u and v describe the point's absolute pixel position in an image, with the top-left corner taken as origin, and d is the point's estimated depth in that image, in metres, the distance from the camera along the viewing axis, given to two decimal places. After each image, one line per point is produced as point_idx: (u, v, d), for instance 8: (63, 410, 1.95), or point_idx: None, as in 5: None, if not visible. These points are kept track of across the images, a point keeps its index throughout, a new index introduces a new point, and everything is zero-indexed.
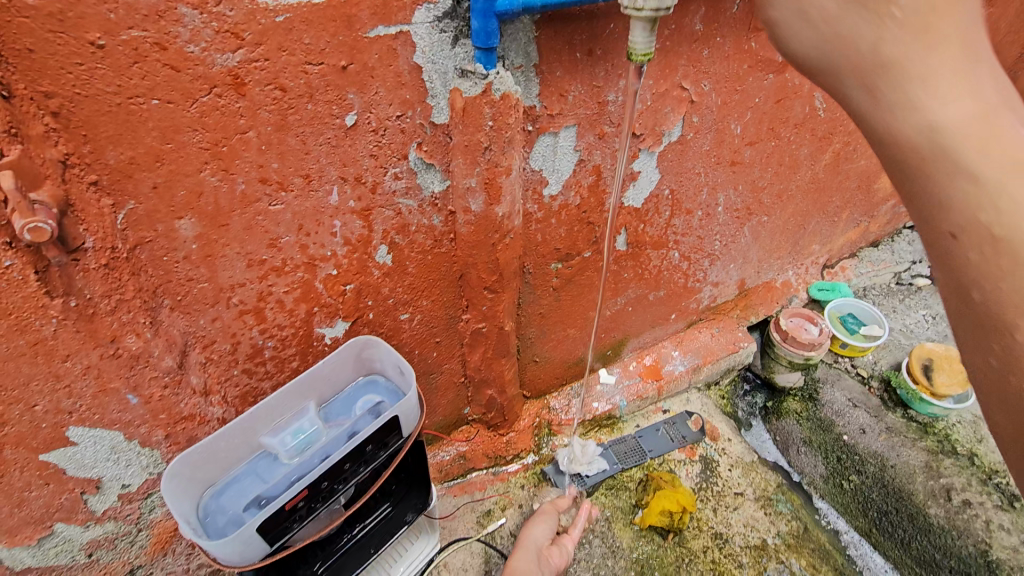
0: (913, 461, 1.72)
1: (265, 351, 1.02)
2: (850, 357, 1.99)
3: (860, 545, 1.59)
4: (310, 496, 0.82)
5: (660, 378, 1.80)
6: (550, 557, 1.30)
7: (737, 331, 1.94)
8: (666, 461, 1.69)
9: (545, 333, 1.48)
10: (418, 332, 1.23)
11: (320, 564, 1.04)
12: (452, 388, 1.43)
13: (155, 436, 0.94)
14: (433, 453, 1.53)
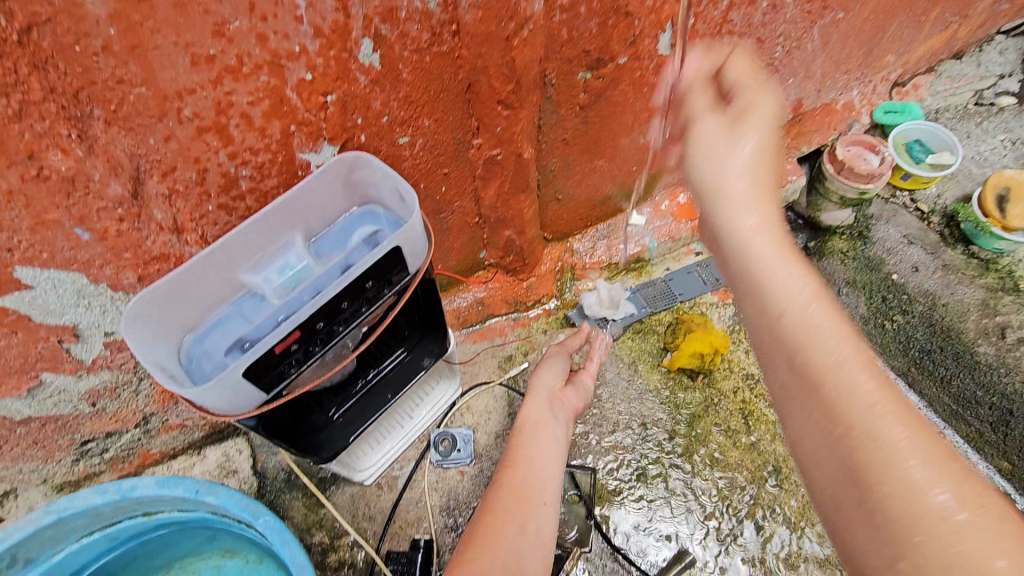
0: (969, 299, 1.59)
1: (241, 182, 0.82)
2: (909, 192, 1.78)
3: (896, 383, 1.54)
4: (305, 339, 0.72)
5: (695, 218, 1.63)
6: (565, 400, 1.19)
7: (785, 164, 1.71)
8: (697, 305, 1.58)
9: (569, 164, 1.28)
10: (423, 161, 1.03)
11: (335, 410, 0.98)
12: (466, 230, 1.27)
13: (126, 279, 0.83)
14: (449, 300, 1.43)
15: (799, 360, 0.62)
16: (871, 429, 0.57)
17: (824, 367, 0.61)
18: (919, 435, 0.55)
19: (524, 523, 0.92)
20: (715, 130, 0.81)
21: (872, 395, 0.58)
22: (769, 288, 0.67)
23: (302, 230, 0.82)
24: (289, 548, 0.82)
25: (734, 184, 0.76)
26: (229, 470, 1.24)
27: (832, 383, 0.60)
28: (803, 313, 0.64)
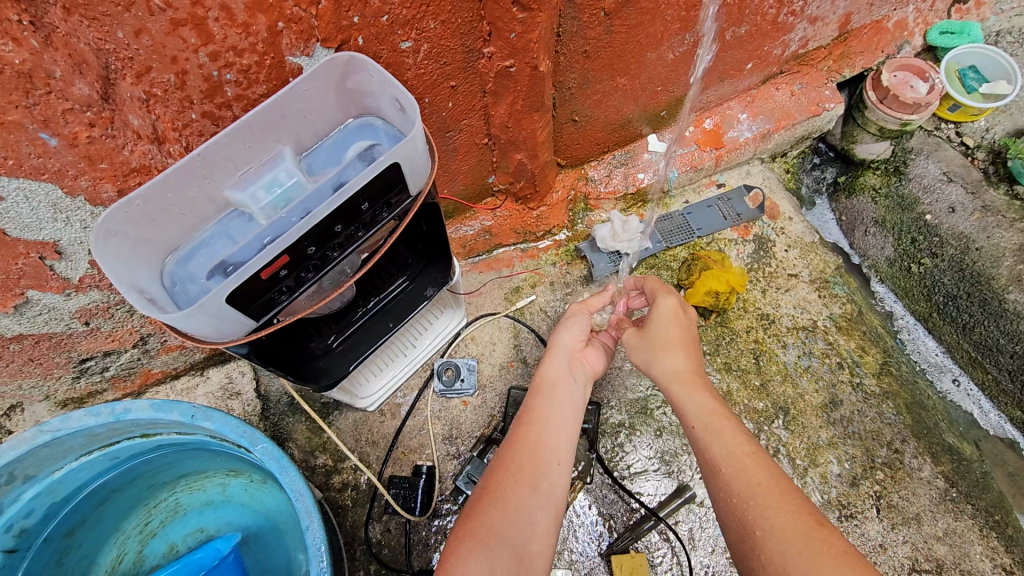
0: (1004, 244, 1.42)
1: (226, 89, 0.73)
2: (955, 125, 1.65)
3: (911, 325, 1.54)
4: (294, 264, 0.66)
5: (720, 146, 1.51)
6: (586, 360, 1.08)
7: (824, 89, 1.56)
8: (715, 241, 1.51)
9: (588, 81, 1.17)
10: (427, 71, 0.92)
11: (334, 337, 0.95)
12: (474, 152, 1.18)
13: (105, 192, 0.77)
14: (455, 227, 1.36)
15: (730, 487, 0.79)
16: (773, 548, 0.70)
17: (738, 516, 0.76)
18: (810, 539, 0.68)
19: (537, 480, 0.84)
20: (643, 334, 1.05)
21: (776, 523, 0.72)
22: (710, 448, 0.84)
23: (291, 143, 0.75)
24: (288, 476, 0.84)
25: (666, 367, 0.99)
26: (232, 392, 1.24)
27: (749, 510, 0.75)
28: (735, 470, 0.79)
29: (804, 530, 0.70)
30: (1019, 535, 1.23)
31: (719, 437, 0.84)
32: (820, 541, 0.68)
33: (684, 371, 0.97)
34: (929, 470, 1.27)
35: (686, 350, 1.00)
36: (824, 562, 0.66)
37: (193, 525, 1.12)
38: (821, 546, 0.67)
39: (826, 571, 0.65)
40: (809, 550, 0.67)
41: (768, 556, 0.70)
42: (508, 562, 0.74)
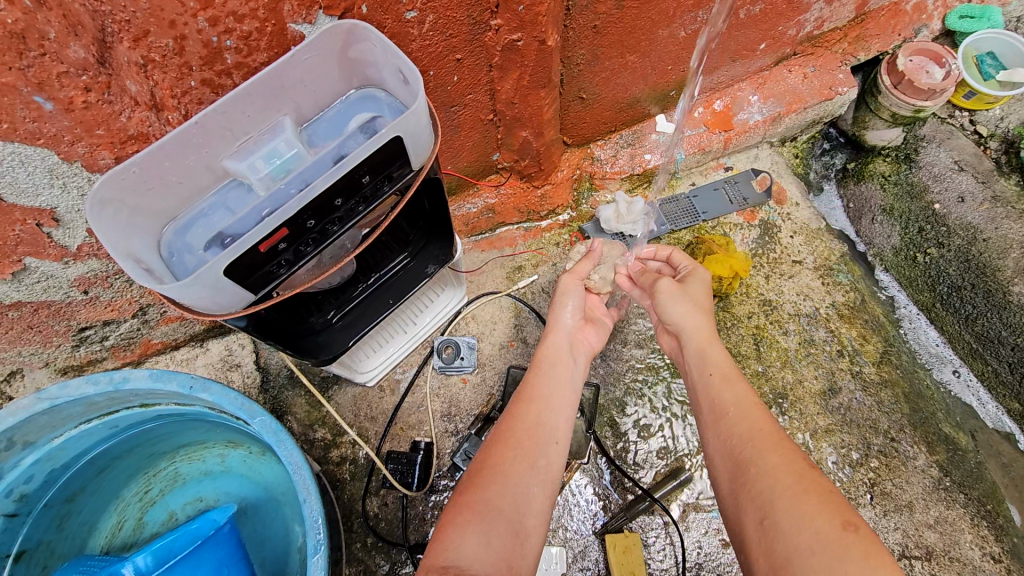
0: (1011, 237, 1.43)
1: (226, 56, 0.71)
2: (969, 112, 1.62)
3: (912, 314, 1.50)
4: (294, 237, 0.66)
5: (729, 128, 1.48)
6: (585, 338, 1.09)
7: (837, 72, 1.52)
8: (720, 225, 1.49)
9: (597, 58, 1.14)
10: (432, 43, 0.90)
11: (334, 313, 0.95)
12: (478, 128, 1.16)
13: (103, 160, 0.76)
14: (458, 205, 1.35)
15: (733, 431, 0.81)
16: (764, 482, 0.72)
17: (737, 454, 0.78)
18: (799, 478, 0.71)
19: (535, 458, 0.84)
20: (680, 288, 1.05)
21: (771, 461, 0.74)
22: (721, 395, 0.87)
23: (291, 113, 0.73)
24: (285, 449, 0.84)
25: (696, 323, 1.00)
26: (232, 364, 1.24)
27: (748, 452, 0.77)
28: (740, 416, 0.82)
29: (795, 468, 0.72)
30: (1009, 525, 1.24)
31: (730, 388, 0.87)
32: (809, 481, 0.70)
33: (708, 330, 0.99)
34: (923, 459, 1.28)
35: (710, 315, 1.03)
36: (808, 498, 0.68)
37: (192, 494, 1.13)
38: (806, 484, 0.70)
39: (810, 503, 0.67)
40: (798, 486, 0.70)
41: (757, 489, 0.72)
42: (506, 537, 0.75)
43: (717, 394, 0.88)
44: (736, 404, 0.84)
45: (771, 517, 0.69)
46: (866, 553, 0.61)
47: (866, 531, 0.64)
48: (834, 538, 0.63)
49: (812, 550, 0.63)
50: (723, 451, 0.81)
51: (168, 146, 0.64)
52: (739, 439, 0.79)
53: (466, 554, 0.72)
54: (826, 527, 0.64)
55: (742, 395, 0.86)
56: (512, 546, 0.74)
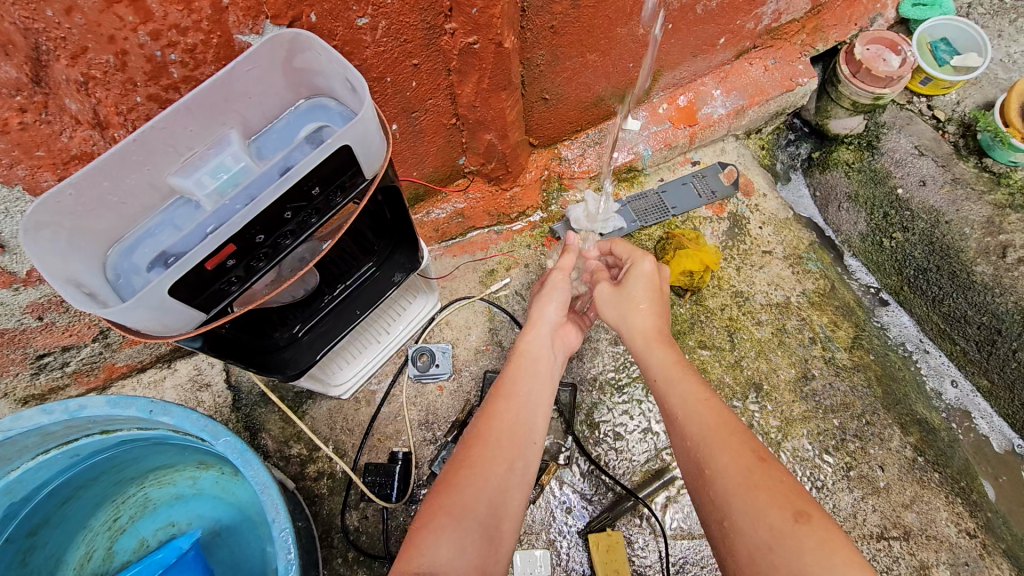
0: (971, 217, 1.45)
1: (171, 70, 0.70)
2: (927, 98, 1.65)
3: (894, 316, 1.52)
4: (242, 253, 0.64)
5: (694, 123, 1.49)
6: (564, 336, 1.09)
7: (797, 63, 1.55)
8: (690, 219, 1.50)
9: (557, 58, 1.14)
10: (387, 49, 0.89)
11: (299, 327, 0.93)
12: (442, 132, 1.15)
13: (45, 181, 0.74)
14: (426, 211, 1.34)
15: (685, 431, 0.81)
16: (719, 483, 0.73)
17: (690, 455, 0.79)
18: (750, 473, 0.72)
19: (515, 458, 0.84)
20: (617, 289, 1.05)
21: (722, 459, 0.75)
22: (669, 396, 0.86)
23: (238, 126, 0.72)
24: (252, 469, 0.83)
25: (636, 325, 0.99)
26: (202, 384, 1.21)
27: (701, 452, 0.77)
28: (689, 414, 0.82)
29: (745, 462, 0.73)
30: (983, 501, 1.27)
31: (675, 385, 0.87)
32: (758, 473, 0.71)
33: (649, 329, 0.98)
34: (898, 440, 1.30)
35: (655, 310, 1.00)
36: (762, 493, 0.69)
37: (164, 519, 1.10)
38: (758, 478, 0.71)
39: (763, 499, 0.69)
40: (750, 481, 0.71)
41: (714, 490, 0.73)
42: (478, 544, 0.75)
43: (666, 392, 0.87)
44: (682, 402, 0.84)
45: (729, 519, 0.70)
46: (819, 540, 0.64)
47: (818, 518, 0.66)
48: (788, 532, 0.65)
49: (771, 549, 0.65)
50: (679, 453, 0.81)
51: (105, 165, 0.62)
52: (688, 440, 0.80)
53: (439, 559, 0.71)
54: (780, 523, 0.66)
55: (686, 390, 0.85)
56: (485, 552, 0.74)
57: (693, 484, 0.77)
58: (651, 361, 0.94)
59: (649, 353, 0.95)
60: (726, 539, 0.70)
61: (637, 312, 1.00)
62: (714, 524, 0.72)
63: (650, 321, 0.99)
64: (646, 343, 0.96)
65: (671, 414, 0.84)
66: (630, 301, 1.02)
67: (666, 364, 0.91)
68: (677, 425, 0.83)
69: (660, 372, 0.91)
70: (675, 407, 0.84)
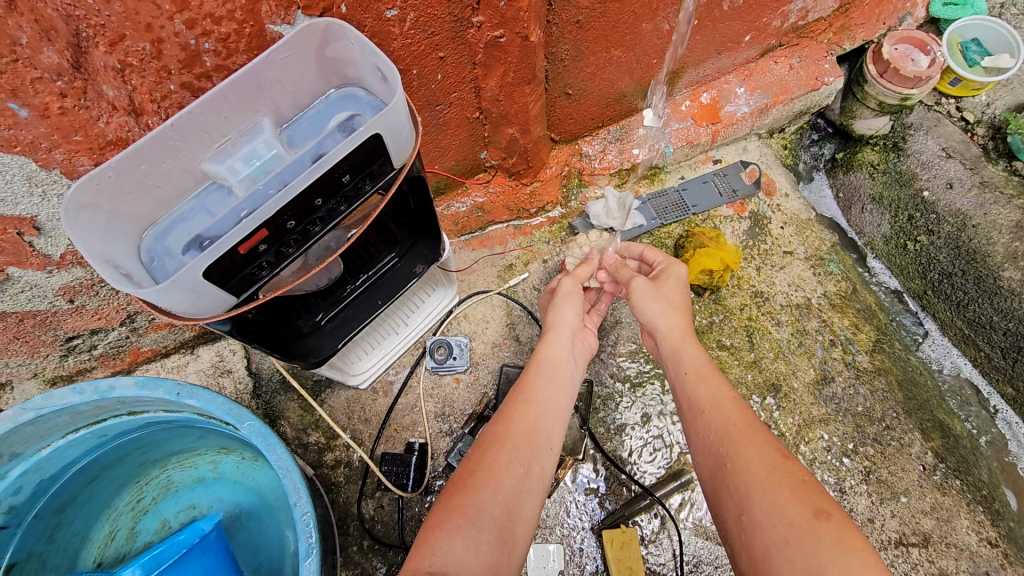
0: (1000, 221, 1.40)
1: (204, 59, 0.71)
2: (956, 99, 1.61)
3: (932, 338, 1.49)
4: (274, 239, 0.66)
5: (717, 121, 1.48)
6: (585, 338, 1.10)
7: (823, 62, 1.53)
8: (711, 218, 1.49)
9: (581, 53, 1.14)
10: (415, 41, 0.89)
11: (322, 316, 0.94)
12: (464, 126, 1.15)
13: (81, 165, 0.75)
14: (447, 204, 1.34)
15: (710, 427, 0.82)
16: (741, 477, 0.73)
17: (715, 449, 0.79)
18: (774, 469, 0.72)
19: (529, 463, 0.84)
20: (655, 287, 1.04)
21: (745, 455, 0.75)
22: (697, 392, 0.87)
23: (269, 114, 0.73)
24: (275, 453, 0.84)
25: (667, 324, 1.00)
26: (223, 370, 1.23)
27: (725, 447, 0.78)
28: (716, 410, 0.83)
29: (769, 460, 0.73)
30: (1004, 510, 1.25)
31: (702, 383, 0.88)
32: (782, 470, 0.71)
33: (682, 329, 0.99)
34: (919, 446, 1.28)
35: (685, 311, 1.02)
36: (783, 489, 0.69)
37: (185, 501, 1.12)
38: (780, 474, 0.71)
39: (783, 494, 0.68)
40: (772, 476, 0.71)
41: (736, 482, 0.73)
42: (492, 545, 0.74)
43: (693, 388, 0.88)
44: (709, 400, 0.85)
45: (746, 511, 0.70)
46: (838, 538, 0.63)
47: (838, 517, 0.65)
48: (807, 528, 0.65)
49: (787, 543, 0.65)
50: (704, 447, 0.81)
51: (143, 149, 0.64)
52: (711, 432, 0.81)
53: (453, 560, 0.71)
54: (799, 518, 0.66)
55: (713, 390, 0.86)
56: (499, 552, 0.74)
57: (714, 481, 0.77)
58: (681, 358, 0.95)
59: (681, 350, 0.96)
60: (742, 532, 0.70)
61: (666, 306, 1.01)
62: (732, 515, 0.72)
63: (676, 316, 1.00)
64: (676, 342, 0.97)
65: (695, 411, 0.86)
66: (663, 299, 1.02)
67: (698, 364, 0.92)
68: (703, 420, 0.83)
69: (689, 370, 0.91)
70: (702, 403, 0.85)
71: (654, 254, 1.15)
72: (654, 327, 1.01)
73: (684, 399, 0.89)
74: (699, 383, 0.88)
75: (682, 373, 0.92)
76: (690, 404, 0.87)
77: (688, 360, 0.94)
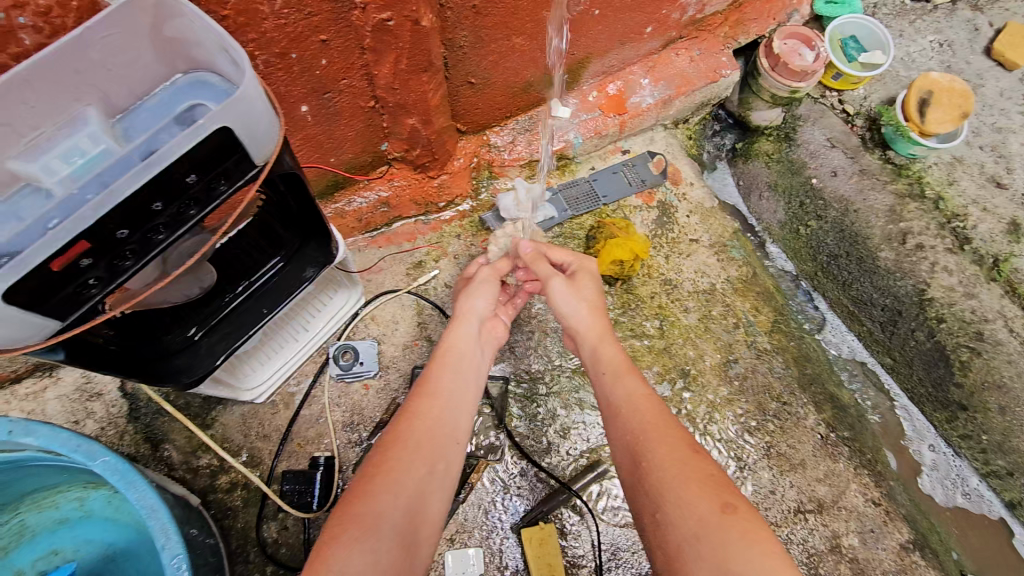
0: (876, 205, 1.56)
1: (22, 36, 0.60)
2: (838, 92, 1.73)
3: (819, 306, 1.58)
4: (101, 251, 0.57)
5: (623, 112, 1.49)
6: (494, 329, 1.06)
7: (720, 55, 1.58)
8: (621, 208, 1.50)
9: (480, 39, 1.10)
10: (288, 22, 0.82)
11: (196, 330, 0.83)
12: (361, 116, 1.08)
13: None
14: (347, 200, 1.26)
15: (625, 425, 0.82)
16: (654, 474, 0.74)
17: (629, 448, 0.79)
18: (684, 464, 0.73)
19: (435, 459, 0.81)
20: (572, 289, 1.04)
21: (658, 452, 0.76)
22: (613, 391, 0.88)
23: (98, 103, 0.63)
24: (136, 490, 0.75)
25: (586, 324, 1.01)
26: (92, 393, 1.10)
27: (639, 444, 0.78)
28: (631, 409, 0.84)
29: (680, 456, 0.74)
30: (886, 470, 1.37)
31: (619, 381, 0.89)
32: (691, 466, 0.73)
33: (600, 328, 1.00)
34: (813, 418, 1.37)
35: (601, 310, 1.03)
36: (693, 484, 0.71)
37: (44, 548, 0.99)
38: (690, 470, 0.73)
39: (694, 490, 0.70)
40: (684, 472, 0.72)
41: (650, 480, 0.74)
42: (394, 553, 0.70)
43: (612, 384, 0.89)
44: (625, 399, 0.86)
45: (659, 507, 0.71)
46: (743, 530, 0.65)
47: (743, 509, 0.68)
48: (716, 522, 0.66)
49: (698, 538, 0.66)
50: (620, 444, 0.81)
51: None
52: (627, 430, 0.81)
53: (350, 573, 0.66)
54: (707, 513, 0.67)
55: (627, 387, 0.87)
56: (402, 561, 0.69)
57: (628, 479, 0.77)
58: (596, 359, 0.96)
59: (601, 350, 0.96)
60: (657, 530, 0.70)
61: (582, 306, 1.02)
62: (646, 512, 0.72)
63: (591, 314, 1.02)
64: (596, 341, 0.99)
65: (611, 410, 0.86)
66: (580, 297, 1.03)
67: (615, 362, 0.93)
68: (619, 418, 0.84)
69: (607, 368, 0.92)
70: (617, 399, 0.86)
71: (559, 253, 1.13)
72: (573, 326, 1.02)
73: (602, 399, 0.89)
74: (613, 382, 0.89)
75: (599, 374, 0.93)
76: (609, 403, 0.88)
77: (605, 360, 0.94)
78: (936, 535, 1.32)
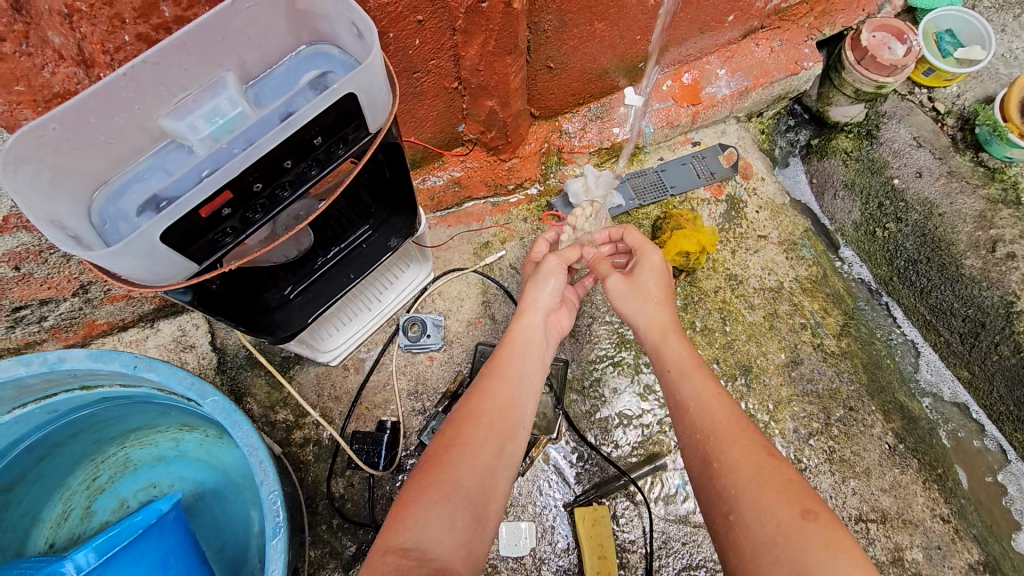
0: (964, 210, 1.46)
1: (163, 9, 0.66)
2: (928, 89, 1.64)
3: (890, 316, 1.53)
4: (239, 202, 0.62)
5: (697, 102, 1.47)
6: (555, 320, 1.08)
7: (802, 46, 1.52)
8: (688, 200, 1.48)
9: (563, 22, 1.10)
10: (391, 2, 0.85)
11: (291, 289, 0.90)
12: (442, 96, 1.11)
13: (25, 118, 0.70)
14: (423, 177, 1.31)
15: (695, 424, 0.82)
16: (728, 476, 0.74)
17: (700, 450, 0.80)
18: (760, 468, 0.73)
19: (503, 442, 0.83)
20: (630, 283, 1.03)
21: (732, 455, 0.76)
22: (680, 388, 0.88)
23: (234, 68, 0.68)
24: (240, 430, 0.82)
25: (649, 317, 1.00)
26: (186, 345, 1.18)
27: (710, 445, 0.79)
28: (701, 406, 0.83)
29: (756, 459, 0.74)
30: (956, 487, 1.31)
31: (688, 378, 0.88)
32: (768, 471, 0.72)
33: (663, 322, 0.99)
34: (880, 426, 1.32)
35: (667, 301, 1.01)
36: (770, 489, 0.70)
37: (144, 480, 1.08)
38: (767, 474, 0.72)
39: (771, 495, 0.69)
40: (760, 478, 0.71)
41: (722, 483, 0.74)
42: (468, 520, 0.73)
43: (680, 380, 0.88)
44: (694, 398, 0.85)
45: (734, 510, 0.71)
46: (826, 538, 0.64)
47: (825, 517, 0.66)
48: (795, 529, 0.65)
49: (776, 543, 0.65)
50: (690, 442, 0.82)
51: (93, 99, 0.59)
52: (697, 429, 0.81)
53: (430, 536, 0.70)
54: (786, 519, 0.66)
55: (696, 385, 0.87)
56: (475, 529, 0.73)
57: (701, 479, 0.78)
58: (662, 353, 0.95)
59: (667, 347, 0.95)
60: (729, 533, 0.71)
61: (646, 303, 1.01)
62: (719, 513, 0.73)
63: (657, 309, 1.00)
64: (661, 335, 0.97)
65: (679, 408, 0.86)
66: (644, 292, 1.02)
67: (683, 358, 0.92)
68: (689, 418, 0.84)
69: (674, 364, 0.92)
70: (685, 397, 0.86)
71: (632, 239, 1.11)
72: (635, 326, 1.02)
73: (670, 397, 0.89)
74: (681, 380, 0.89)
75: (665, 372, 0.92)
76: (677, 402, 0.87)
77: (673, 355, 0.93)
78: (1008, 558, 1.25)
